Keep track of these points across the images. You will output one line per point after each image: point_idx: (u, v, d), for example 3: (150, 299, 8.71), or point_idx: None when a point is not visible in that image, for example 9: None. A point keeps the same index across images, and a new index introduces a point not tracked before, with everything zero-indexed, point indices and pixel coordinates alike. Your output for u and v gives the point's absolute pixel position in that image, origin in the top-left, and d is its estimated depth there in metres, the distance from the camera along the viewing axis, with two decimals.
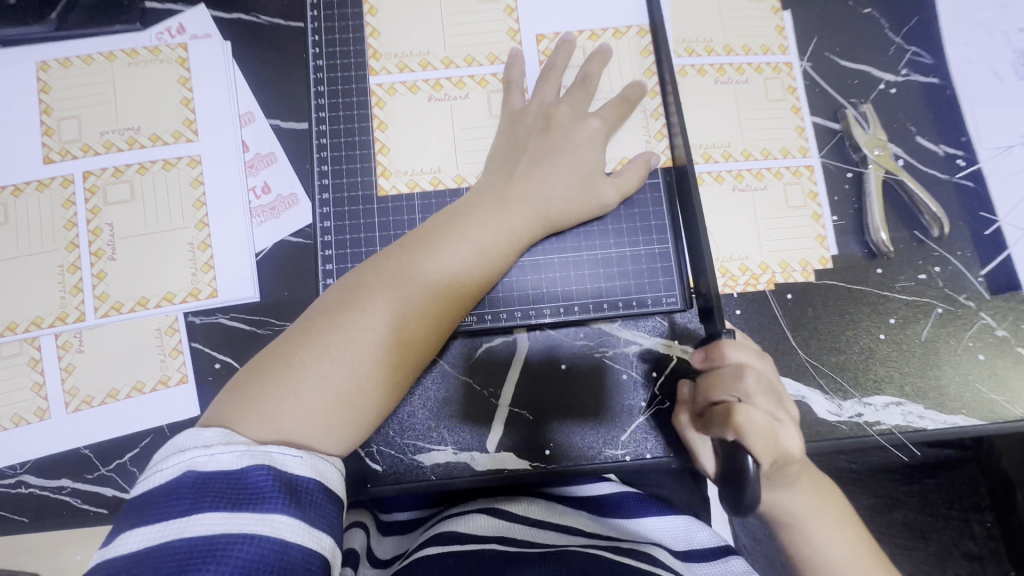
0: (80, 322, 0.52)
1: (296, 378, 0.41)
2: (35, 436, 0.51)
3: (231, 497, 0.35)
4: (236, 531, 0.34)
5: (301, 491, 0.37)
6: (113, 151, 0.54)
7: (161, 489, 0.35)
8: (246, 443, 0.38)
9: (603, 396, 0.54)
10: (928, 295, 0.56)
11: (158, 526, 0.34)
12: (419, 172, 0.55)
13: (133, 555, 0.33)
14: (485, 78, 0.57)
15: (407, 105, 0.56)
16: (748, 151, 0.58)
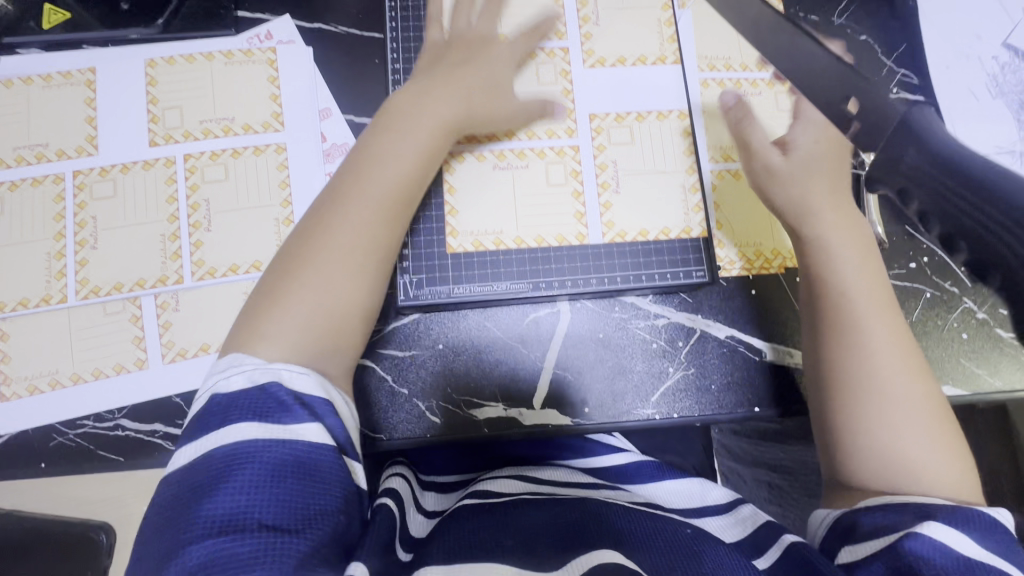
0: (179, 284, 0.58)
1: (291, 279, 0.49)
2: (134, 384, 0.57)
3: (257, 410, 0.42)
4: (267, 437, 0.41)
5: (309, 403, 0.44)
6: (211, 138, 0.62)
7: (196, 416, 0.43)
8: (255, 363, 0.44)
9: (636, 361, 0.61)
10: (918, 281, 0.64)
11: (200, 442, 0.41)
12: (484, 235, 0.62)
13: (185, 469, 0.40)
14: (563, 149, 0.65)
15: (476, 174, 0.63)
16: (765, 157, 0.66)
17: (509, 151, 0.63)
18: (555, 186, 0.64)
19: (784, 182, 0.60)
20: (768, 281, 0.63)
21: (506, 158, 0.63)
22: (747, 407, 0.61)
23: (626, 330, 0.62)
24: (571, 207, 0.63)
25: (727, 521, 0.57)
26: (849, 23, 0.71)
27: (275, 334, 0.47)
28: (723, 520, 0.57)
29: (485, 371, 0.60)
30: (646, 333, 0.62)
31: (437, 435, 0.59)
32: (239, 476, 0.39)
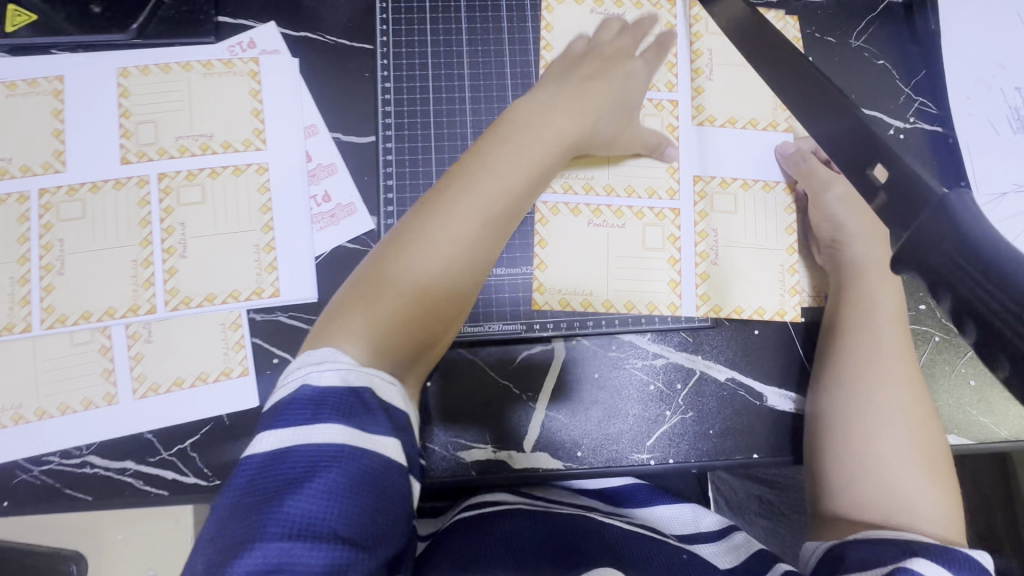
0: (151, 314, 0.55)
1: (382, 282, 0.45)
2: (102, 420, 0.54)
3: (345, 411, 0.38)
4: (351, 443, 0.36)
5: (392, 415, 0.40)
6: (188, 155, 0.58)
7: (280, 403, 0.39)
8: (348, 362, 0.41)
9: (632, 405, 0.58)
10: (927, 323, 0.62)
11: (286, 430, 0.37)
12: (582, 301, 0.59)
13: (265, 458, 0.36)
14: (662, 212, 0.62)
15: (568, 227, 0.60)
16: (769, 185, 0.64)
17: (606, 200, 0.61)
18: (650, 252, 0.61)
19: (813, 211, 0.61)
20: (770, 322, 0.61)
21: (615, 185, 0.62)
22: (745, 454, 0.59)
23: (624, 371, 0.59)
24: (666, 274, 0.61)
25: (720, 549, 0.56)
26: (867, 46, 0.67)
27: (346, 329, 0.43)
28: (716, 548, 0.56)
29: (474, 409, 0.57)
30: (643, 374, 0.59)
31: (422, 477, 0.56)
32: (323, 477, 0.35)
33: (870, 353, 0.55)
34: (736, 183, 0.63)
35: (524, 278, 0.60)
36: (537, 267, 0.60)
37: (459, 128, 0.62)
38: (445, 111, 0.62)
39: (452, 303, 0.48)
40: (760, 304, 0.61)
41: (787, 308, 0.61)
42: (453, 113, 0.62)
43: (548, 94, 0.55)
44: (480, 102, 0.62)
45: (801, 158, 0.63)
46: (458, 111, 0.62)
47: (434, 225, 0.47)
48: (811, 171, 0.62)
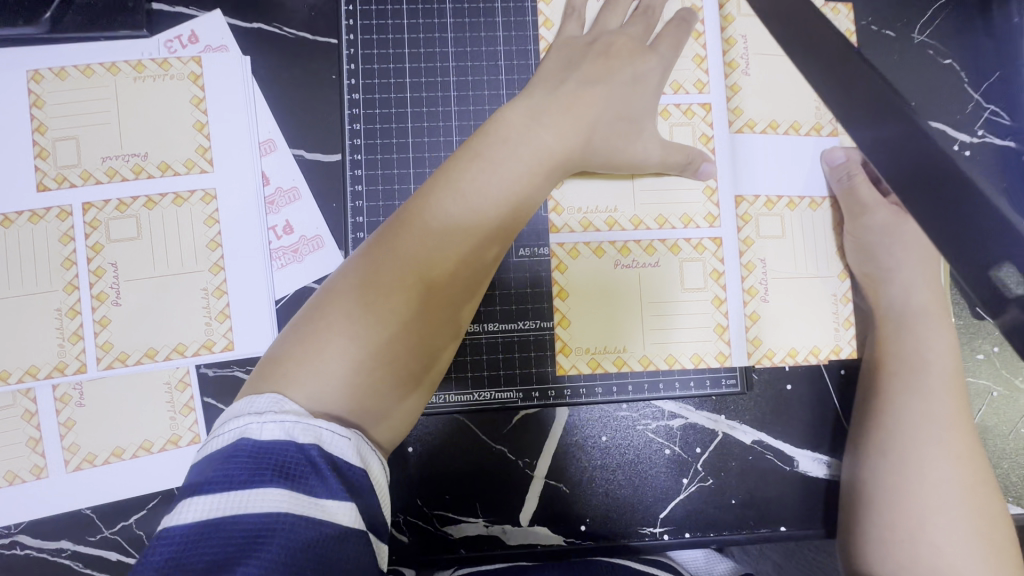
0: (81, 373, 0.47)
1: (344, 314, 0.38)
2: (31, 495, 0.47)
3: (290, 472, 0.30)
4: (294, 512, 0.29)
5: (348, 477, 0.32)
6: (118, 180, 0.48)
7: (211, 462, 0.31)
8: (298, 413, 0.33)
9: (646, 472, 0.51)
10: (985, 376, 0.53)
11: (215, 497, 0.29)
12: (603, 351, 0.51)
13: (184, 533, 0.28)
14: (702, 243, 0.52)
15: (590, 270, 0.51)
16: (815, 201, 0.53)
17: (633, 234, 0.51)
18: (692, 293, 0.52)
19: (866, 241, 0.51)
20: (804, 374, 0.52)
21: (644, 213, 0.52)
22: (772, 526, 0.51)
23: (635, 434, 0.51)
24: (710, 318, 0.52)
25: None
26: (932, 41, 0.56)
27: (310, 380, 0.35)
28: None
29: (463, 477, 0.50)
30: (657, 437, 0.51)
31: (404, 556, 0.49)
32: (258, 558, 0.27)
33: (919, 417, 0.46)
34: (780, 201, 0.53)
35: (550, 335, 0.51)
36: (559, 324, 0.51)
37: (444, 148, 0.51)
38: (427, 129, 0.51)
39: (437, 330, 0.41)
40: (813, 342, 0.52)
41: (843, 343, 0.52)
42: (436, 130, 0.51)
43: (530, 109, 0.46)
44: (468, 116, 0.51)
45: (845, 175, 0.52)
46: (443, 127, 0.51)
47: (408, 240, 0.41)
48: (854, 191, 0.51)
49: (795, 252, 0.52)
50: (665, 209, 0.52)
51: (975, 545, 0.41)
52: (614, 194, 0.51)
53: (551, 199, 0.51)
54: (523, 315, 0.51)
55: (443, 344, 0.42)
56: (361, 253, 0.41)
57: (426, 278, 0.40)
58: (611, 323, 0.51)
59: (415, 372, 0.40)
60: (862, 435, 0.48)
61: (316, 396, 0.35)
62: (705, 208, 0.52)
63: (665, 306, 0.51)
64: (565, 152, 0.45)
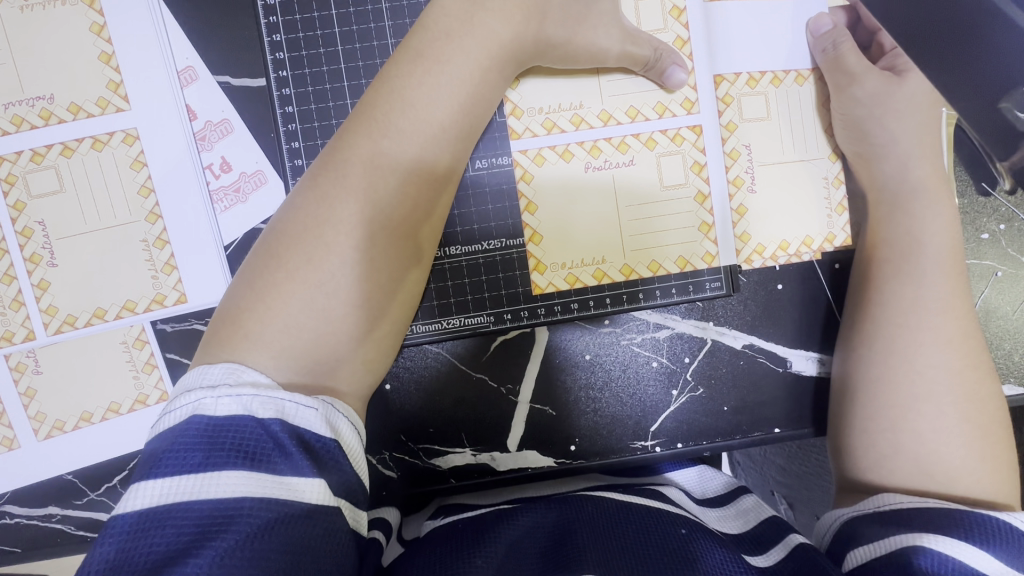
0: (32, 341, 0.45)
1: (288, 247, 0.35)
2: (7, 467, 0.46)
3: (249, 453, 0.28)
4: (255, 496, 0.28)
5: (316, 449, 0.30)
6: (26, 129, 0.44)
7: (162, 443, 0.29)
8: (256, 384, 0.31)
9: (634, 385, 0.49)
10: (990, 257, 0.50)
11: (166, 482, 0.27)
12: (581, 264, 0.48)
13: (135, 520, 0.26)
14: (680, 133, 0.47)
15: (559, 178, 0.47)
16: (802, 75, 0.48)
17: (604, 131, 0.47)
18: (672, 191, 0.47)
19: (859, 117, 0.46)
20: (797, 273, 0.49)
21: (614, 107, 0.47)
22: (766, 429, 0.50)
23: (619, 350, 0.49)
24: (694, 217, 0.48)
25: (725, 516, 0.43)
26: None
27: (257, 317, 0.33)
28: (721, 512, 0.44)
29: (446, 409, 0.48)
30: (642, 350, 0.49)
31: (393, 490, 0.49)
32: (216, 545, 0.26)
33: (915, 301, 0.43)
34: (764, 77, 0.47)
35: (519, 252, 0.47)
36: (530, 240, 0.47)
37: (379, 54, 0.45)
38: (357, 33, 0.45)
39: (400, 265, 0.38)
40: (805, 232, 0.48)
41: (837, 230, 0.48)
42: (367, 34, 0.45)
43: None
44: (404, 14, 0.45)
45: (831, 43, 0.46)
46: (375, 30, 0.45)
47: (354, 176, 0.36)
48: (842, 59, 0.46)
49: (782, 136, 0.48)
50: (635, 101, 0.47)
51: (969, 423, 0.40)
52: (577, 89, 0.46)
53: (508, 102, 0.46)
54: (488, 235, 0.47)
55: (407, 273, 0.39)
56: (301, 189, 0.37)
57: (378, 205, 0.37)
58: (585, 235, 0.47)
59: (376, 303, 0.37)
60: (852, 326, 0.45)
61: (261, 335, 0.33)
62: (681, 93, 0.47)
63: (642, 210, 0.47)
64: (515, 45, 0.40)
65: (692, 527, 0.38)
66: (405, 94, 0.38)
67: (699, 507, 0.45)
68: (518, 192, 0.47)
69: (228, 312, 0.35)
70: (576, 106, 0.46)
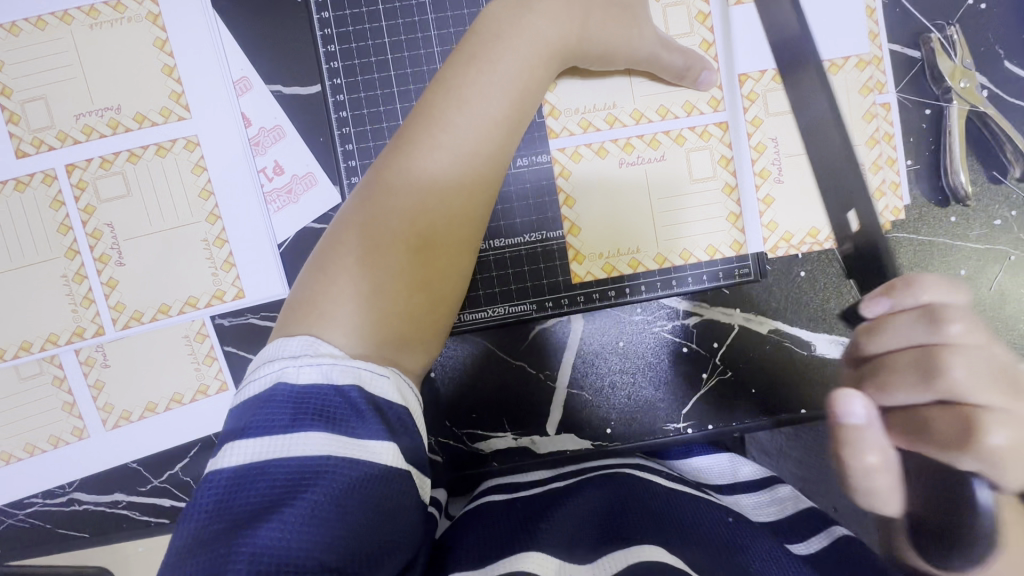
0: (101, 336, 0.47)
1: (356, 240, 0.38)
2: (77, 455, 0.48)
3: (331, 416, 0.31)
4: (337, 455, 0.30)
5: (389, 415, 0.33)
6: (96, 137, 0.47)
7: (251, 406, 0.32)
8: (333, 355, 0.33)
9: (665, 370, 0.52)
10: (1003, 242, 0.52)
11: (258, 441, 0.30)
12: (615, 254, 0.50)
13: (231, 474, 0.29)
14: (706, 130, 0.50)
15: (593, 174, 0.50)
16: (835, 65, 0.51)
17: (635, 129, 0.49)
18: (699, 184, 0.50)
19: None
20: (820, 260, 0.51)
21: (644, 107, 0.49)
22: (794, 410, 0.52)
23: (650, 334, 0.52)
24: (722, 207, 0.50)
25: (759, 503, 0.45)
26: None
27: (330, 304, 0.36)
28: (755, 498, 0.46)
29: (488, 395, 0.51)
30: (671, 334, 0.52)
31: (439, 473, 0.51)
32: (304, 498, 0.29)
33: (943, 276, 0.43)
34: (792, 71, 0.50)
35: (558, 244, 0.50)
36: (569, 232, 0.50)
37: (425, 62, 0.48)
38: (405, 42, 0.48)
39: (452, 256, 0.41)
40: (835, 219, 0.51)
41: None
42: (414, 43, 0.48)
43: (511, 5, 0.43)
44: (447, 23, 0.48)
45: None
46: (421, 39, 0.48)
47: (409, 174, 0.40)
48: None
49: (802, 131, 0.51)
50: (665, 100, 0.49)
51: None
52: (611, 89, 0.49)
53: (546, 103, 0.49)
54: (529, 229, 0.50)
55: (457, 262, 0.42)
56: (365, 185, 0.41)
57: (437, 199, 0.40)
58: (619, 228, 0.50)
59: (435, 290, 0.40)
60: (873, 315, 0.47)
61: (333, 318, 0.36)
62: (709, 92, 0.50)
63: (673, 201, 0.50)
64: (560, 48, 0.43)
65: (739, 518, 0.40)
66: (455, 97, 0.41)
67: (733, 494, 0.47)
68: (556, 187, 0.50)
69: (302, 298, 0.37)
70: (610, 107, 0.49)
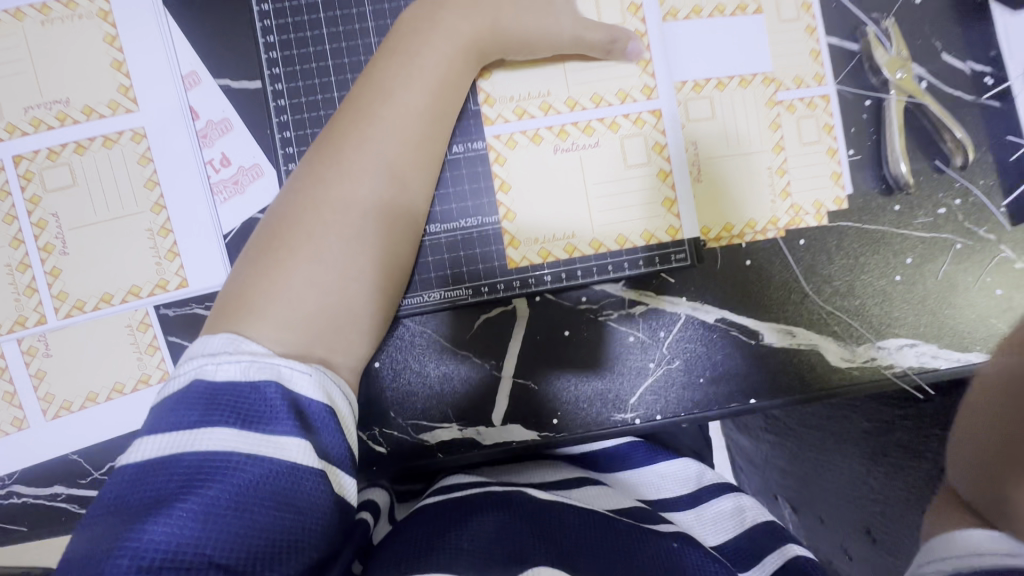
0: (43, 325, 0.48)
1: (287, 231, 0.40)
2: (16, 447, 0.48)
3: (242, 412, 0.31)
4: (245, 451, 0.31)
5: (306, 412, 0.34)
6: (43, 130, 0.48)
7: (167, 402, 0.32)
8: (254, 352, 0.34)
9: (611, 361, 0.52)
10: (948, 230, 0.53)
11: (167, 436, 0.30)
12: (551, 239, 0.51)
13: (138, 467, 0.30)
14: (641, 117, 0.51)
15: (532, 161, 0.50)
16: (746, 79, 0.52)
17: (570, 116, 0.50)
18: (635, 168, 0.51)
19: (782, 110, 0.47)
20: (762, 248, 0.52)
21: (581, 95, 0.50)
22: (741, 400, 0.52)
23: (597, 327, 0.51)
24: (657, 193, 0.51)
25: (721, 511, 0.51)
26: None
27: (259, 291, 0.37)
28: (716, 509, 0.51)
29: (432, 385, 0.51)
30: (620, 326, 0.52)
31: (383, 463, 0.50)
32: (206, 494, 0.29)
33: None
34: (708, 83, 0.51)
35: (494, 229, 0.50)
36: (505, 217, 0.50)
37: (363, 52, 0.49)
38: (343, 33, 0.49)
39: (386, 247, 0.43)
40: (770, 213, 0.52)
41: (804, 211, 0.52)
42: (352, 35, 0.49)
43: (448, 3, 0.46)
44: (384, 16, 0.49)
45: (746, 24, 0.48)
46: (359, 31, 0.49)
47: (339, 166, 0.41)
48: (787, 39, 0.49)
49: (738, 119, 0.51)
50: (599, 88, 0.50)
51: None
52: (544, 78, 0.50)
53: (481, 92, 0.50)
54: (465, 214, 0.50)
55: (391, 251, 0.43)
56: (299, 179, 0.42)
57: (367, 190, 0.42)
58: (558, 218, 0.51)
59: (365, 277, 0.41)
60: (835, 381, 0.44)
61: (263, 304, 0.37)
62: (641, 80, 0.50)
63: (609, 187, 0.51)
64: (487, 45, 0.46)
65: None
66: (385, 91, 0.43)
67: (696, 508, 0.51)
68: (492, 174, 0.50)
69: (231, 290, 0.39)
70: (546, 95, 0.50)
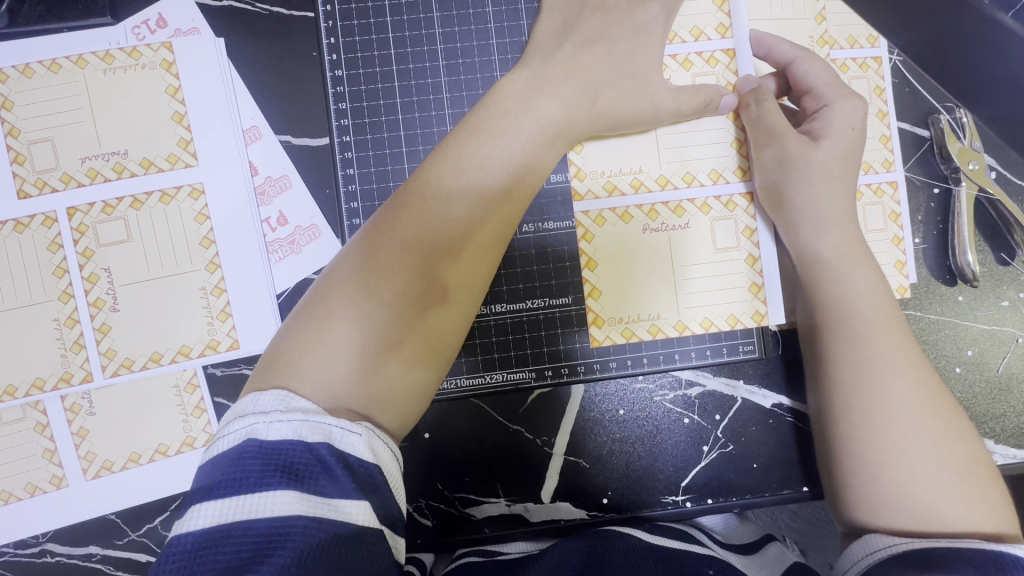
0: (88, 382, 0.46)
1: (351, 305, 0.36)
2: (53, 504, 0.47)
3: (299, 473, 0.29)
4: (307, 514, 0.28)
5: (361, 471, 0.31)
6: (99, 181, 0.46)
7: (218, 466, 0.30)
8: (306, 411, 0.32)
9: (669, 444, 0.50)
10: (1011, 323, 0.52)
11: (225, 502, 0.28)
12: (638, 320, 0.50)
13: (196, 539, 0.27)
14: (732, 199, 0.50)
15: (618, 237, 0.49)
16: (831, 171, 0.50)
17: (635, 198, 0.49)
18: (723, 252, 0.50)
19: (832, 185, 0.45)
20: None
21: (670, 173, 0.49)
22: (794, 488, 0.50)
23: (654, 406, 0.51)
24: (744, 277, 0.50)
25: (750, 561, 0.43)
26: None
27: (318, 373, 0.34)
28: (745, 558, 0.44)
29: (481, 460, 0.50)
30: (675, 406, 0.51)
31: (427, 535, 0.49)
32: (273, 561, 0.26)
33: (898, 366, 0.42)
34: None
35: (577, 311, 0.50)
36: (589, 295, 0.49)
37: (436, 123, 0.48)
38: (416, 102, 0.48)
39: (453, 316, 0.40)
40: None
41: None
42: (426, 104, 0.48)
43: (522, 76, 0.44)
44: (459, 86, 0.48)
45: (755, 100, 0.47)
46: (433, 101, 0.48)
47: (407, 220, 0.39)
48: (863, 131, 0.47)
49: None
50: (691, 167, 0.49)
51: None
52: (636, 155, 0.49)
53: (572, 165, 0.49)
54: (530, 294, 0.50)
55: (452, 321, 0.40)
56: (367, 230, 0.40)
57: (436, 257, 0.39)
58: (636, 296, 0.50)
59: (437, 365, 0.39)
60: (829, 458, 0.42)
61: (328, 388, 0.34)
62: (734, 162, 0.50)
63: (681, 270, 0.50)
64: (566, 121, 0.44)
65: None
66: (455, 163, 0.41)
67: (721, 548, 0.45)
68: (578, 249, 0.49)
69: (277, 358, 0.36)
70: (632, 173, 0.49)
